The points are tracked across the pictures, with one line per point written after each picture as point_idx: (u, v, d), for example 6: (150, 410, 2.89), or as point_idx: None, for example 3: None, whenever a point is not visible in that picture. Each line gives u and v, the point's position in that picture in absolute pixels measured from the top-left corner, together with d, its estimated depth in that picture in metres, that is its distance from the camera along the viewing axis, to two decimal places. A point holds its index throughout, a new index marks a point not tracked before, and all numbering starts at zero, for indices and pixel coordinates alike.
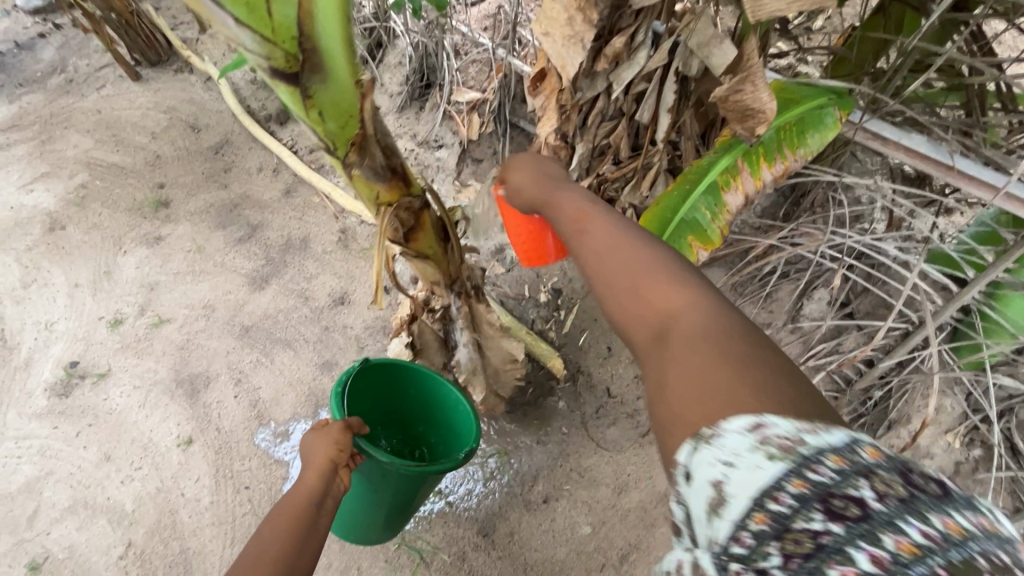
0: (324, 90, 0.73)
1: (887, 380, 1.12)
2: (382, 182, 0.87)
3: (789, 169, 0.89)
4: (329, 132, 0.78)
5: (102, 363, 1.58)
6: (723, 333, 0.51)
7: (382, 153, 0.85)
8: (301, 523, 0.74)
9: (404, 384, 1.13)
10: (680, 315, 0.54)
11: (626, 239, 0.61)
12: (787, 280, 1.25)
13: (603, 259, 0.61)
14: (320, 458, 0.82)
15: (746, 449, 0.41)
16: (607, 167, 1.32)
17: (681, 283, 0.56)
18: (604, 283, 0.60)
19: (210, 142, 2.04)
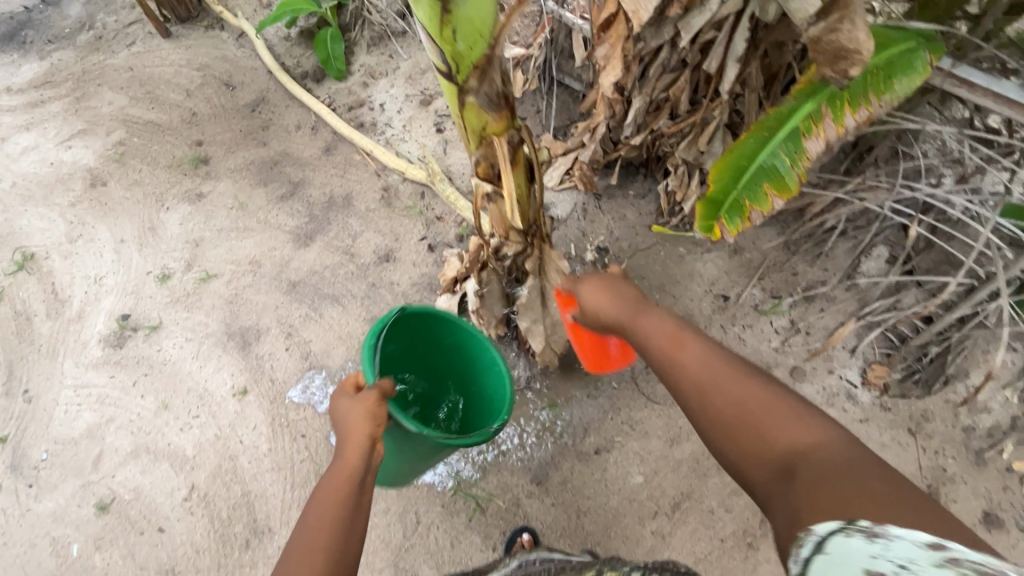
0: (464, 5, 0.74)
1: (946, 335, 1.13)
2: (493, 112, 0.89)
3: (872, 115, 0.87)
4: (456, 53, 0.79)
5: (153, 315, 1.60)
6: (863, 468, 0.54)
7: (499, 80, 0.86)
8: (344, 509, 0.72)
9: (442, 335, 1.15)
10: (804, 449, 0.60)
11: (723, 365, 0.71)
12: (844, 238, 1.27)
13: (711, 390, 0.69)
14: (359, 432, 0.80)
15: (924, 562, 0.41)
16: (663, 122, 1.32)
17: (794, 419, 0.62)
18: (710, 407, 0.68)
19: (246, 100, 2.02)
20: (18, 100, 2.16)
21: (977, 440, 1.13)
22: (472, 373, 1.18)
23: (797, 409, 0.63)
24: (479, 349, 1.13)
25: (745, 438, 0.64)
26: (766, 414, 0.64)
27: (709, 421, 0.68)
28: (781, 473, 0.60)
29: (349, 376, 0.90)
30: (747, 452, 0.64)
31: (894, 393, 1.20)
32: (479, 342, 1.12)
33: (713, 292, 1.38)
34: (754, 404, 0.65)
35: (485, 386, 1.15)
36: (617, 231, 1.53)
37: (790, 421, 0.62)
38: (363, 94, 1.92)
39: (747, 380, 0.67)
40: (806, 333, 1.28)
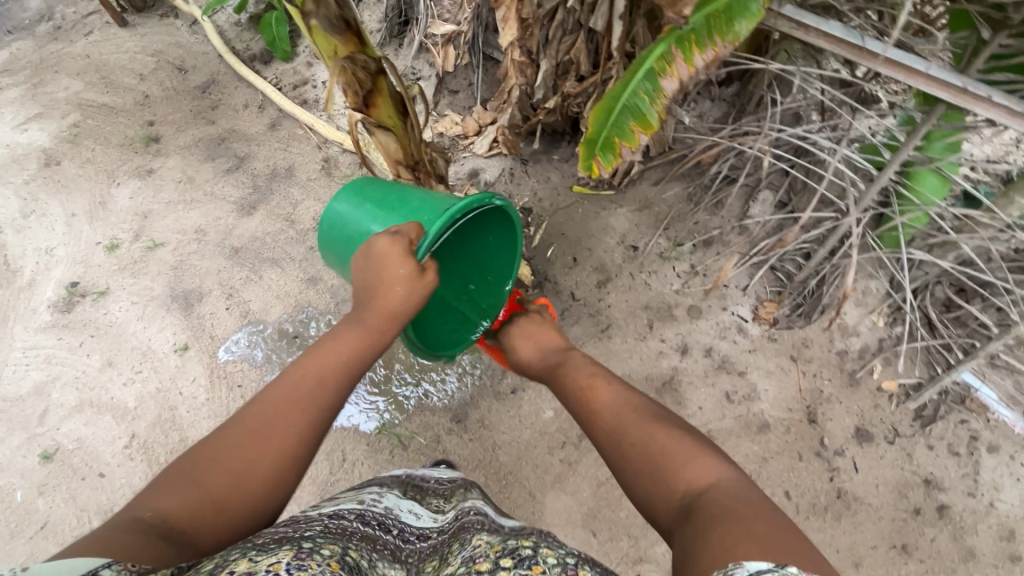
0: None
1: (820, 268, 1.23)
2: (339, 36, 0.98)
3: (718, 56, 0.97)
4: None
5: (101, 282, 1.68)
6: (745, 503, 0.67)
7: (336, 5, 0.95)
8: (352, 365, 0.87)
9: (493, 234, 1.18)
10: (700, 484, 0.73)
11: (633, 407, 0.88)
12: (734, 185, 1.37)
13: (626, 429, 0.84)
14: (395, 296, 0.92)
15: None
16: (570, 83, 1.42)
17: (691, 453, 0.77)
18: (629, 454, 0.82)
19: (197, 82, 2.10)
20: None
21: (850, 362, 1.23)
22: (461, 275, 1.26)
23: (700, 452, 0.77)
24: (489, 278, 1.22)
25: (656, 482, 0.77)
26: (671, 453, 0.78)
27: (626, 469, 0.82)
28: (683, 512, 0.72)
29: (413, 227, 0.95)
30: (658, 490, 0.76)
31: (781, 326, 1.29)
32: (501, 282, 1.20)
33: (625, 244, 1.46)
34: (662, 448, 0.79)
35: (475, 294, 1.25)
36: (540, 192, 1.60)
37: (693, 463, 0.76)
38: (308, 74, 2.01)
39: (657, 429, 0.82)
40: (703, 275, 1.38)
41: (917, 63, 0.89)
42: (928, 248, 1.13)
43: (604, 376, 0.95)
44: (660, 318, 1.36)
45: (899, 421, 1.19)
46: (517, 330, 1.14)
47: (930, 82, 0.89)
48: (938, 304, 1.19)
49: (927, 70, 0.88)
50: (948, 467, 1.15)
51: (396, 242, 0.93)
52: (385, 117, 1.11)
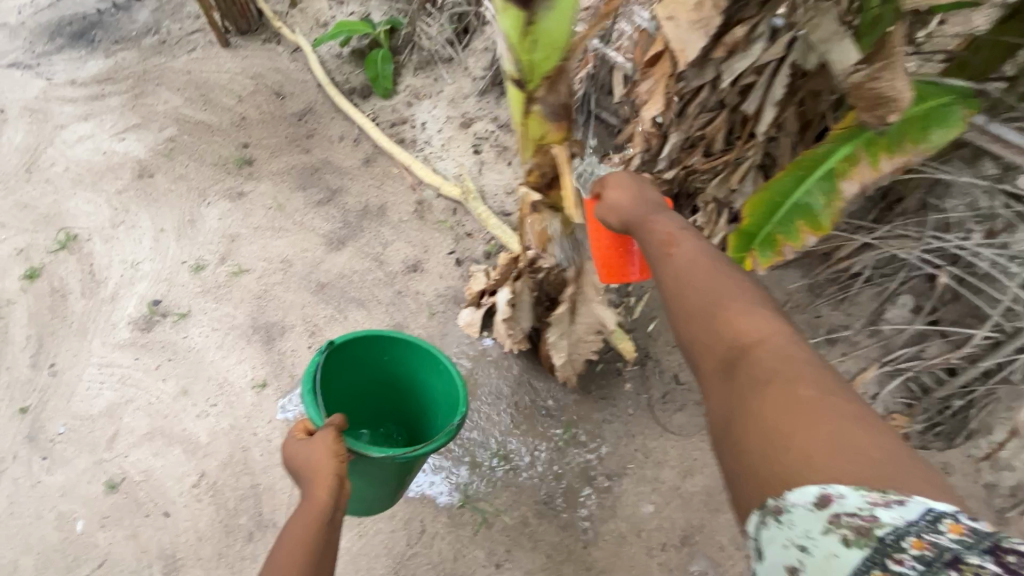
0: (547, 20, 0.83)
1: (970, 389, 1.13)
2: (553, 123, 0.98)
3: (907, 162, 0.91)
4: (532, 62, 0.88)
5: (182, 303, 1.64)
6: (800, 372, 0.57)
7: (564, 95, 0.96)
8: (319, 531, 0.74)
9: (398, 347, 1.18)
10: (754, 339, 0.62)
11: (704, 262, 0.72)
12: (871, 285, 1.26)
13: (688, 279, 0.71)
14: (326, 470, 0.81)
15: (818, 531, 0.47)
16: (698, 159, 1.34)
17: (759, 315, 0.64)
18: (681, 301, 0.71)
19: (294, 109, 2.12)
20: (80, 92, 2.28)
21: (999, 499, 1.12)
22: (431, 415, 1.22)
23: (759, 307, 0.65)
24: (440, 375, 1.16)
25: (703, 331, 0.67)
26: (734, 306, 0.66)
27: (674, 314, 0.72)
28: (726, 363, 0.64)
29: (300, 421, 0.91)
30: (704, 338, 0.67)
31: (914, 443, 1.19)
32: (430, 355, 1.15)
33: None
34: (719, 299, 0.67)
35: (436, 384, 1.19)
36: None
37: (748, 318, 0.64)
38: (406, 113, 2.01)
39: (723, 280, 0.69)
40: None
41: None
42: None
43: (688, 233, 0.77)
44: None
45: None
46: (611, 186, 0.89)
47: None
48: None
49: None
50: None
51: (297, 447, 0.87)
52: (560, 199, 1.12)
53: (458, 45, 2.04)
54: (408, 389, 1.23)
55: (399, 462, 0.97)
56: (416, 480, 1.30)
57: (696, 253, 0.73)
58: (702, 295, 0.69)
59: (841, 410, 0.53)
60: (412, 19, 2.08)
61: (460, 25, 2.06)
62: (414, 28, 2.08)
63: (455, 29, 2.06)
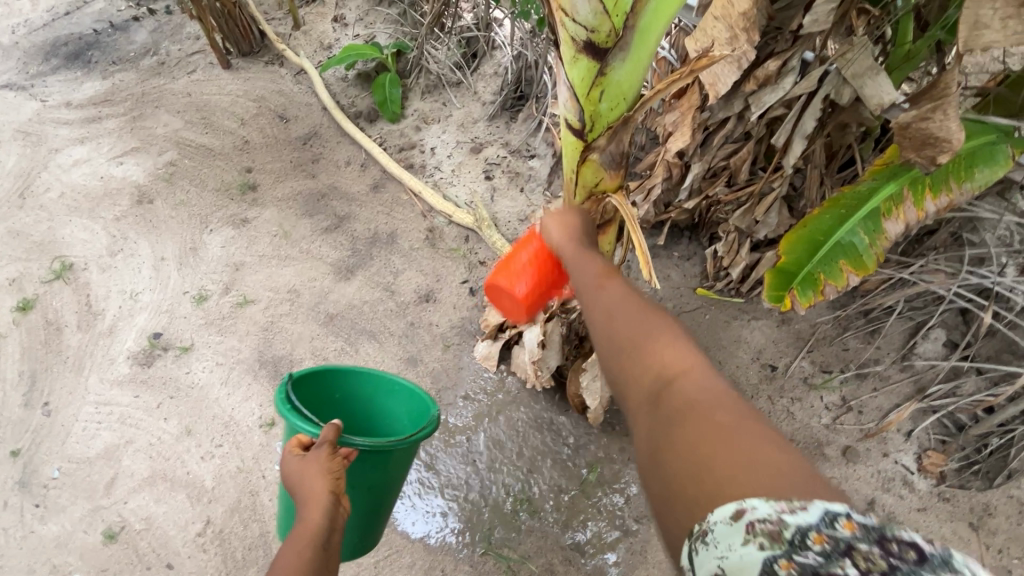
0: (618, 70, 0.86)
1: (1010, 428, 1.11)
2: (610, 171, 0.97)
3: (953, 203, 0.89)
4: (597, 112, 0.90)
5: (185, 336, 1.58)
6: (713, 396, 0.57)
7: (625, 145, 0.96)
8: (311, 558, 0.74)
9: (346, 380, 1.04)
10: (672, 369, 0.62)
11: (628, 298, 0.75)
12: (901, 319, 1.25)
13: (612, 312, 0.73)
14: (321, 491, 0.78)
15: (736, 543, 0.44)
16: (721, 190, 1.34)
17: (681, 347, 0.64)
18: (608, 333, 0.72)
19: (299, 133, 2.08)
20: (76, 114, 2.23)
21: None
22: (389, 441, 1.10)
23: (677, 338, 0.66)
24: (397, 395, 1.05)
25: (627, 363, 0.67)
26: (654, 335, 0.67)
27: (599, 349, 0.73)
28: (647, 392, 0.63)
29: (293, 438, 0.86)
30: (629, 372, 0.67)
31: (952, 483, 1.16)
32: (388, 379, 1.04)
33: (761, 361, 1.34)
34: (642, 331, 0.68)
35: (393, 409, 1.07)
36: (660, 291, 1.48)
37: (669, 350, 0.65)
38: (414, 137, 1.98)
39: (644, 314, 0.71)
40: (858, 411, 1.25)
41: None
42: None
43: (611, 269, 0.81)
44: (808, 456, 1.22)
45: None
46: (552, 223, 0.94)
47: None
48: None
49: None
50: None
51: (295, 460, 0.83)
52: (605, 243, 1.09)
53: (467, 69, 2.01)
54: (357, 427, 1.09)
55: (385, 454, 0.91)
56: (436, 526, 1.24)
57: (617, 287, 0.77)
58: (622, 328, 0.71)
59: (753, 432, 0.52)
60: (419, 42, 2.02)
61: (468, 49, 2.04)
62: (422, 51, 2.02)
63: (463, 52, 2.04)
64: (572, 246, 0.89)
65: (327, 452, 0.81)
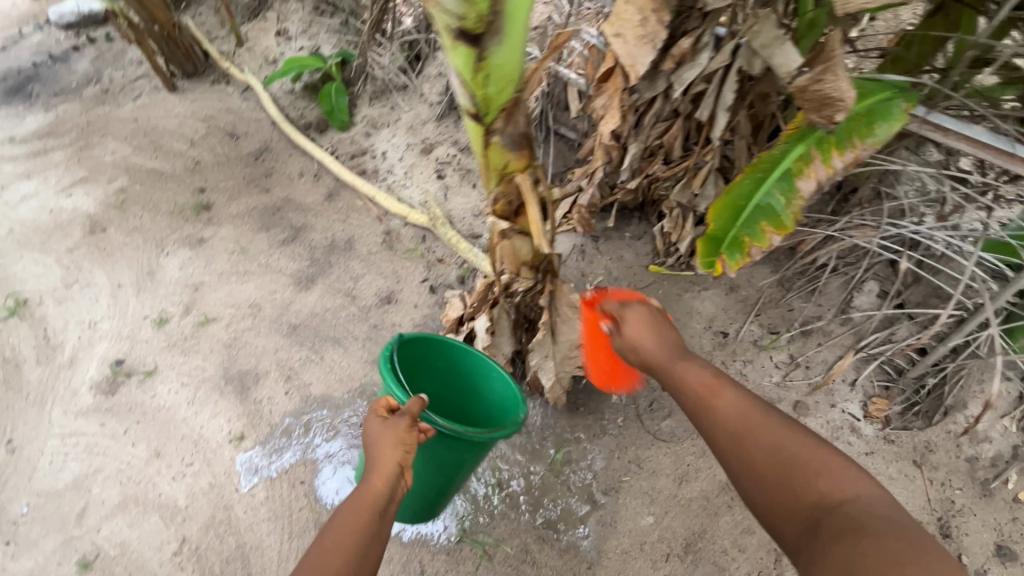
0: (497, 54, 0.84)
1: (942, 366, 1.17)
2: (514, 151, 0.99)
3: (858, 158, 0.94)
4: (486, 95, 0.89)
5: (148, 360, 1.57)
6: (888, 529, 0.59)
7: (522, 124, 0.97)
8: (370, 520, 0.78)
9: (449, 355, 1.17)
10: (835, 501, 0.65)
11: (762, 418, 0.75)
12: (837, 275, 1.31)
13: (751, 434, 0.74)
14: (388, 458, 0.84)
15: None
16: (658, 168, 1.39)
17: (837, 476, 0.67)
18: (747, 459, 0.73)
19: (250, 149, 2.08)
20: (20, 149, 2.19)
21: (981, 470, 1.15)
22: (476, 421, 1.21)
23: (830, 464, 0.69)
24: (491, 382, 1.15)
25: (777, 493, 0.70)
26: (806, 464, 0.69)
27: (738, 473, 0.75)
28: (806, 524, 0.66)
29: (382, 398, 0.94)
30: (782, 502, 0.69)
31: (897, 425, 1.22)
32: (483, 363, 1.15)
33: (713, 329, 1.38)
34: (790, 454, 0.71)
35: (485, 392, 1.17)
36: (615, 271, 1.53)
37: (825, 478, 0.68)
38: (365, 143, 2.00)
39: (787, 435, 0.72)
40: (805, 367, 1.30)
41: None
42: None
43: (727, 381, 0.81)
44: None
45: None
46: (634, 324, 0.91)
47: None
48: None
49: None
50: None
51: (375, 423, 0.89)
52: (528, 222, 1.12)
53: (411, 72, 2.03)
54: (455, 402, 1.21)
55: (464, 441, 0.99)
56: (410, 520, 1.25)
57: (742, 404, 0.77)
58: (766, 452, 0.72)
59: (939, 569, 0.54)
60: (362, 50, 2.04)
61: (411, 52, 2.06)
62: (366, 58, 2.04)
63: (406, 55, 2.05)
64: (670, 354, 0.87)
65: (403, 426, 0.87)
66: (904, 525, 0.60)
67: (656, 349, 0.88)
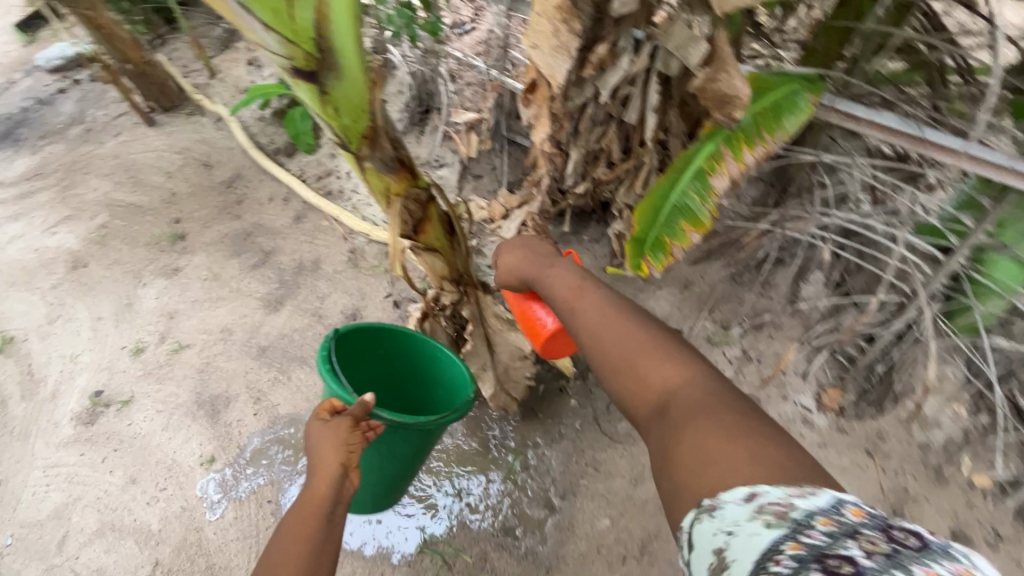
0: (339, 88, 0.91)
1: (888, 353, 1.17)
2: (392, 174, 1.06)
3: (768, 151, 0.96)
4: (343, 125, 0.97)
5: (125, 390, 1.62)
6: (710, 399, 0.68)
7: (391, 147, 1.04)
8: (317, 524, 0.79)
9: (398, 345, 1.15)
10: (671, 386, 0.72)
11: (615, 318, 0.82)
12: (782, 265, 1.32)
13: (604, 334, 0.81)
14: (331, 465, 0.84)
15: (745, 519, 0.54)
16: (602, 170, 1.40)
17: (673, 360, 0.75)
18: (603, 355, 0.81)
19: (222, 177, 2.14)
20: (9, 192, 2.28)
21: (933, 456, 1.15)
22: (429, 404, 1.20)
23: (666, 351, 0.76)
24: (443, 366, 1.14)
25: (627, 385, 0.77)
26: (646, 353, 0.77)
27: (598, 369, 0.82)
28: (649, 407, 0.74)
29: (326, 399, 0.91)
30: (629, 391, 0.77)
31: (849, 415, 1.21)
32: (434, 349, 1.14)
33: None
34: (632, 348, 0.78)
35: (436, 376, 1.16)
36: None
37: (662, 362, 0.75)
38: (331, 164, 2.05)
39: (633, 330, 0.80)
40: (758, 361, 1.30)
41: (992, 156, 0.89)
42: (1004, 333, 1.09)
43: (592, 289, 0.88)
44: None
45: (999, 522, 1.09)
46: (514, 256, 1.01)
47: (990, 169, 0.90)
48: None
49: (981, 155, 0.90)
50: None
51: (320, 428, 0.88)
52: (432, 240, 1.18)
53: None
54: (406, 387, 1.20)
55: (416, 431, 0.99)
56: (371, 535, 1.26)
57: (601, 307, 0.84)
58: (617, 347, 0.80)
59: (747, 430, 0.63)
60: None
61: None
62: None
63: None
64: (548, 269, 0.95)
65: (346, 431, 0.86)
66: (719, 395, 0.69)
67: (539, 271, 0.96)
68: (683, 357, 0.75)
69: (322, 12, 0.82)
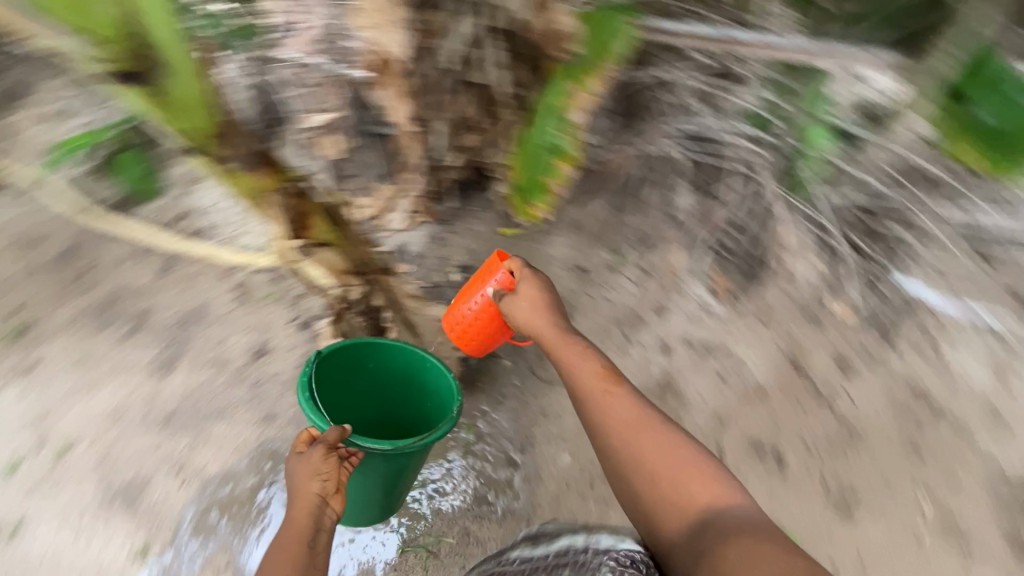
0: (169, 85, 1.02)
1: (749, 229, 1.38)
2: (257, 171, 1.14)
3: (608, 75, 1.14)
4: (186, 127, 1.06)
5: (9, 514, 1.36)
6: (752, 527, 0.72)
7: (242, 144, 1.11)
8: (301, 550, 0.78)
9: (377, 359, 1.18)
10: (710, 506, 0.77)
11: (648, 421, 0.88)
12: (650, 182, 1.45)
13: (639, 436, 0.86)
14: (308, 491, 0.83)
15: None
16: (471, 137, 1.43)
17: (711, 481, 0.80)
18: (635, 455, 0.85)
19: (47, 246, 1.73)
20: None
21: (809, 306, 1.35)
22: (417, 415, 1.23)
23: (702, 466, 0.82)
24: (429, 375, 1.17)
25: (665, 496, 0.81)
26: (685, 472, 0.82)
27: (625, 470, 0.86)
28: (685, 519, 0.78)
29: (303, 429, 0.92)
30: (663, 499, 0.81)
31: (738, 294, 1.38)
32: (416, 357, 1.17)
33: (572, 267, 1.46)
34: (669, 462, 0.83)
35: (423, 388, 1.20)
36: (470, 247, 1.58)
37: (699, 483, 0.80)
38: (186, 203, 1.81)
39: (667, 437, 0.85)
40: (655, 273, 1.43)
41: (762, 41, 1.18)
42: (829, 185, 1.32)
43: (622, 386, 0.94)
44: (632, 325, 1.39)
45: (869, 341, 1.31)
46: (524, 311, 1.07)
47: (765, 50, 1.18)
48: (861, 229, 1.33)
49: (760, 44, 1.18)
50: (923, 366, 1.26)
51: (296, 460, 0.88)
52: (321, 234, 1.23)
53: None
54: (395, 399, 1.24)
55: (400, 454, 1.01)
56: (348, 554, 1.23)
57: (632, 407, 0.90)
58: (652, 451, 0.85)
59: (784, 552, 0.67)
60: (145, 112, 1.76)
61: None
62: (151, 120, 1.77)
63: None
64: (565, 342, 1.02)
65: (322, 458, 0.87)
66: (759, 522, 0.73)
67: (560, 347, 1.02)
68: (723, 483, 0.80)
69: (126, 13, 0.94)
